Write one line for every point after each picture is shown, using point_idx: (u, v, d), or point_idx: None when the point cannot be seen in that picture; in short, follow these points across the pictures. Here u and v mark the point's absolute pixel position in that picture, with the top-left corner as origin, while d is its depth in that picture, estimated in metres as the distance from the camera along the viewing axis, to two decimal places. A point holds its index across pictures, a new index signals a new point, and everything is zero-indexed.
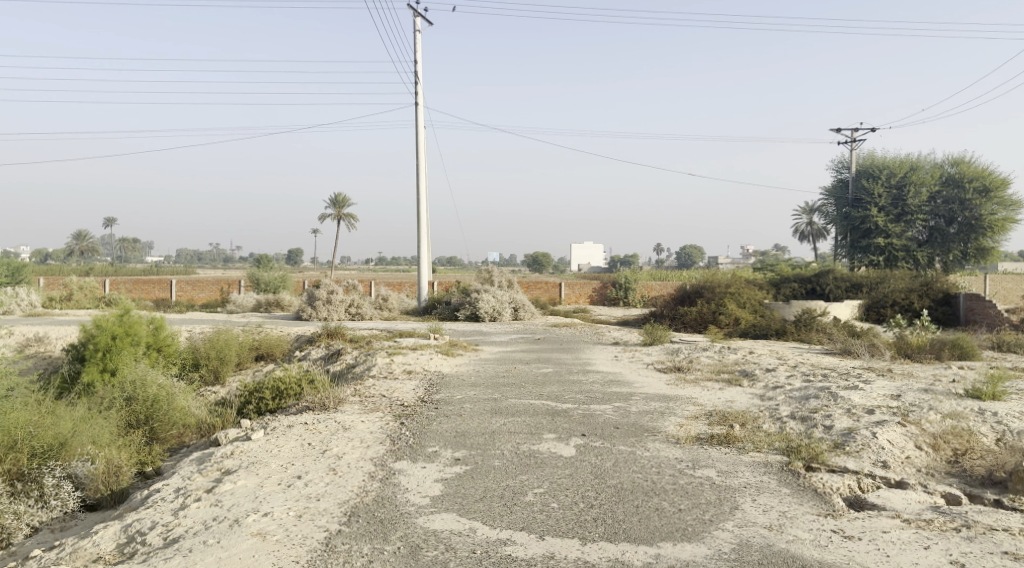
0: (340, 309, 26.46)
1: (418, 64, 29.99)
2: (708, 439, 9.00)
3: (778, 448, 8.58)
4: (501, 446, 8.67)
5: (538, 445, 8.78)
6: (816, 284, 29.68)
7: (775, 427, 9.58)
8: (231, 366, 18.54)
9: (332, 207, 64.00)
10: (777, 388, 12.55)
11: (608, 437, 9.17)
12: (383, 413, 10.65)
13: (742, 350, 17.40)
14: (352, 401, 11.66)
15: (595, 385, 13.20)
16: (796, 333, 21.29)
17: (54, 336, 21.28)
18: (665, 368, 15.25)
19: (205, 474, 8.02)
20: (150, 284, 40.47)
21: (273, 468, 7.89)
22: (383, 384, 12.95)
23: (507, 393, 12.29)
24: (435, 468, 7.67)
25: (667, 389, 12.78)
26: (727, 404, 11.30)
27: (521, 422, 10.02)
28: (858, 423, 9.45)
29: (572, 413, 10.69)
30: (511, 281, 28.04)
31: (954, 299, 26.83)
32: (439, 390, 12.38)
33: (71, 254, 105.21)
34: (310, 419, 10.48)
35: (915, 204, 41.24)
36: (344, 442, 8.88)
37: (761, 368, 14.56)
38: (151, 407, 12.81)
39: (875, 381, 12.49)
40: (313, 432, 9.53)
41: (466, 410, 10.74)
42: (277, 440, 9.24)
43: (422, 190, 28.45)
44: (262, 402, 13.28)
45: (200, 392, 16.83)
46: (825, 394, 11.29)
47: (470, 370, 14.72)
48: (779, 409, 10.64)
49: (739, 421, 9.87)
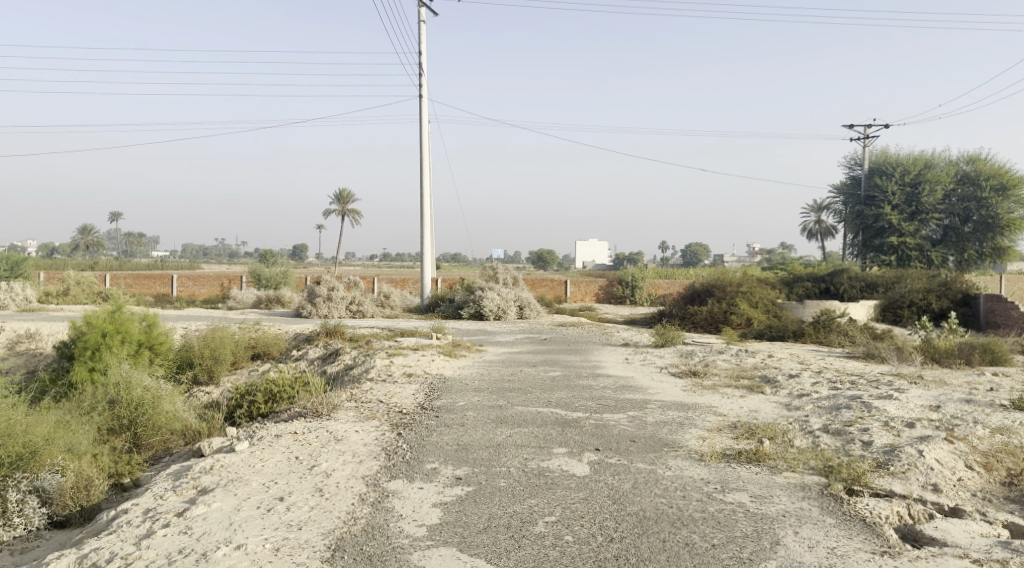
0: (340, 307, 25.61)
1: (423, 55, 29.27)
2: (735, 456, 8.19)
3: (814, 468, 7.79)
4: (507, 463, 7.85)
5: (548, 461, 7.97)
6: (830, 283, 28.79)
7: (808, 442, 8.78)
8: (227, 366, 17.69)
9: (337, 202, 63.67)
10: (802, 397, 11.71)
11: (624, 452, 8.36)
12: (379, 422, 9.84)
13: (760, 353, 16.53)
14: (348, 407, 10.87)
15: (607, 391, 12.35)
16: (814, 334, 20.44)
17: (45, 332, 20.45)
18: (679, 372, 14.39)
19: (178, 493, 7.19)
20: (151, 279, 39.52)
21: (254, 488, 7.06)
22: (381, 389, 12.14)
23: (513, 399, 11.49)
24: (434, 490, 6.84)
25: (685, 396, 11.94)
26: (752, 415, 10.48)
27: (528, 433, 9.20)
28: (900, 439, 8.65)
29: (584, 423, 9.87)
30: (516, 278, 27.21)
31: (974, 300, 25.92)
32: (440, 396, 11.55)
33: (77, 248, 105.20)
34: (302, 427, 9.67)
35: (930, 202, 40.24)
36: (333, 456, 8.05)
37: (783, 374, 13.71)
38: (137, 410, 11.95)
39: (908, 390, 11.64)
40: (302, 444, 8.70)
41: (470, 419, 9.93)
42: (262, 453, 8.42)
43: (426, 185, 27.69)
44: (255, 405, 12.52)
45: (192, 393, 16.06)
46: (858, 405, 10.48)
47: (474, 373, 13.92)
48: (810, 421, 9.83)
49: (767, 435, 9.06)
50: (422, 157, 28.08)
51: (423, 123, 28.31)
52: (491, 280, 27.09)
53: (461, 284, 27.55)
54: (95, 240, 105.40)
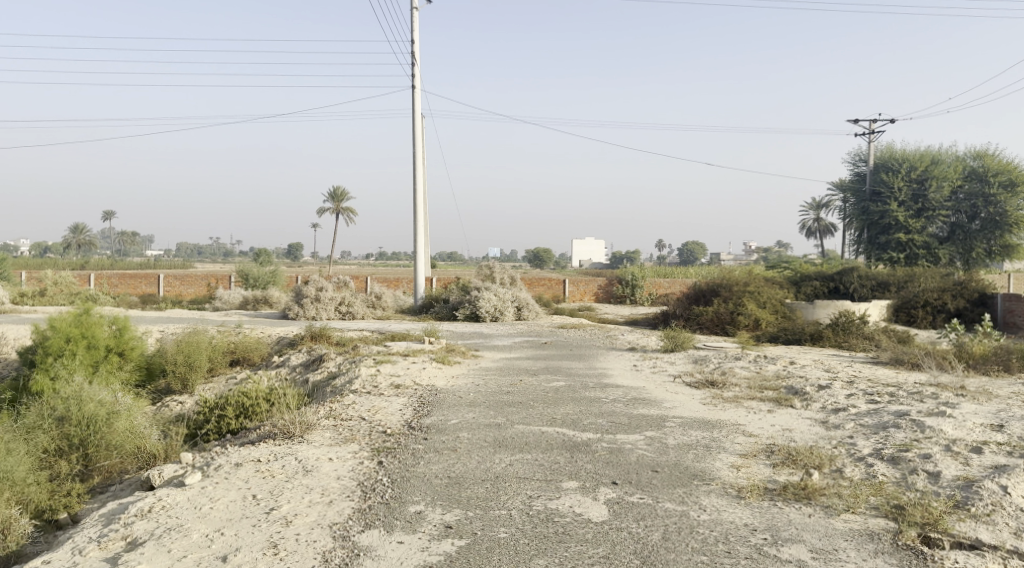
0: (330, 308, 24.21)
1: (415, 44, 27.85)
2: (779, 493, 6.87)
3: (878, 509, 6.47)
4: (509, 503, 6.48)
5: (556, 500, 6.60)
6: (839, 282, 27.57)
7: (862, 474, 7.43)
8: (203, 373, 16.30)
9: (330, 200, 62.48)
10: (840, 413, 10.35)
11: (647, 486, 7.01)
12: (359, 446, 8.49)
13: (781, 359, 15.19)
14: (325, 427, 9.52)
15: (618, 405, 10.98)
16: (833, 337, 19.02)
17: (10, 336, 19.00)
18: (695, 382, 12.99)
19: (102, 546, 5.88)
20: (137, 278, 37.97)
21: (192, 542, 5.74)
22: (363, 403, 10.80)
23: (514, 416, 10.12)
24: (417, 546, 5.55)
25: (707, 411, 10.59)
26: (787, 436, 9.12)
27: (532, 461, 7.83)
28: (971, 470, 7.30)
29: (596, 446, 8.50)
30: (513, 277, 25.82)
31: (991, 300, 24.63)
32: (431, 412, 10.20)
33: (68, 247, 103.69)
34: (267, 453, 8.30)
35: (937, 199, 38.96)
36: (298, 495, 6.68)
37: (812, 385, 12.32)
38: (88, 428, 10.62)
39: (960, 405, 10.27)
40: (264, 477, 7.31)
41: (462, 443, 8.55)
42: (214, 489, 7.03)
43: (419, 181, 26.29)
44: (224, 420, 11.31)
45: (161, 406, 14.73)
46: (909, 425, 9.12)
47: (469, 384, 12.55)
48: (857, 445, 8.49)
49: (813, 463, 7.74)
50: (416, 151, 26.72)
51: (417, 116, 26.95)
52: (487, 280, 25.72)
53: (456, 283, 26.20)
54: (89, 240, 103.66)
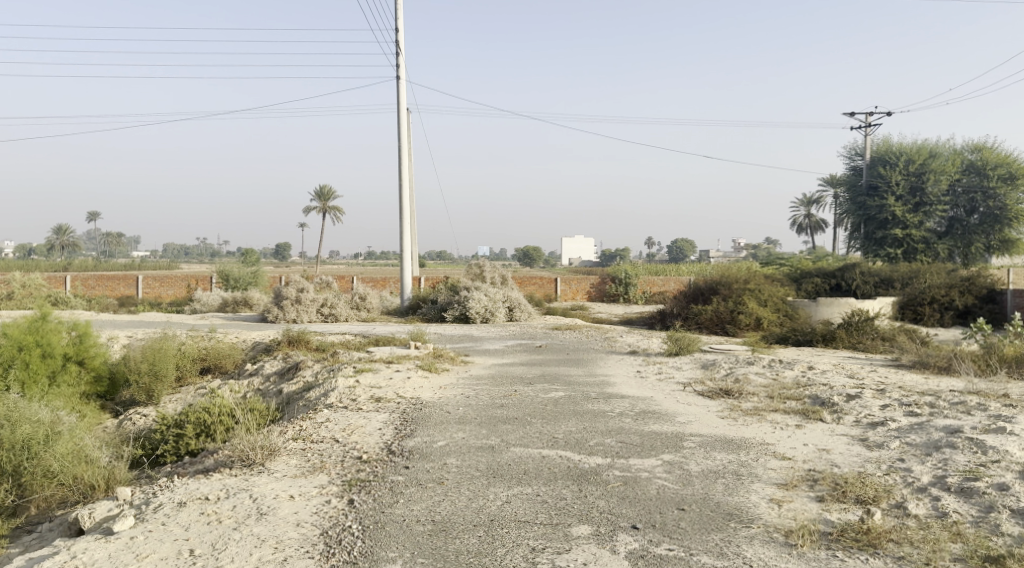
0: (311, 311, 22.84)
1: (400, 32, 26.54)
2: (837, 539, 5.62)
3: (963, 561, 5.26)
4: (507, 560, 5.28)
5: (566, 555, 5.37)
6: (841, 278, 26.36)
7: (930, 511, 6.18)
8: (170, 383, 14.92)
9: (316, 198, 61.03)
10: (879, 428, 9.12)
11: (673, 530, 5.78)
12: (328, 478, 7.18)
13: (797, 363, 13.89)
14: (292, 452, 8.19)
15: (626, 420, 9.69)
16: (846, 338, 17.70)
17: None
18: (708, 392, 11.70)
19: None
20: (115, 279, 36.30)
21: None
22: (338, 422, 9.47)
23: (509, 436, 8.80)
24: None
25: (728, 428, 9.31)
26: (826, 458, 7.86)
27: (532, 497, 6.54)
28: None
29: (606, 476, 7.21)
30: (504, 277, 24.55)
31: (1000, 296, 23.60)
32: (415, 433, 8.87)
33: (50, 249, 102.00)
34: (218, 489, 6.96)
35: (935, 193, 37.72)
36: (247, 551, 5.47)
37: (840, 394, 11.04)
38: (23, 452, 9.28)
39: (1016, 419, 9.01)
40: (208, 524, 6.01)
41: (450, 474, 7.23)
42: (145, 541, 5.76)
43: (404, 177, 24.95)
44: (182, 441, 9.98)
45: (120, 421, 13.40)
46: (966, 444, 7.88)
47: (458, 395, 11.24)
48: (912, 470, 7.26)
49: (869, 496, 6.51)
50: (402, 146, 25.42)
51: (402, 109, 25.65)
52: (476, 279, 24.43)
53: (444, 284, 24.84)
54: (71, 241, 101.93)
